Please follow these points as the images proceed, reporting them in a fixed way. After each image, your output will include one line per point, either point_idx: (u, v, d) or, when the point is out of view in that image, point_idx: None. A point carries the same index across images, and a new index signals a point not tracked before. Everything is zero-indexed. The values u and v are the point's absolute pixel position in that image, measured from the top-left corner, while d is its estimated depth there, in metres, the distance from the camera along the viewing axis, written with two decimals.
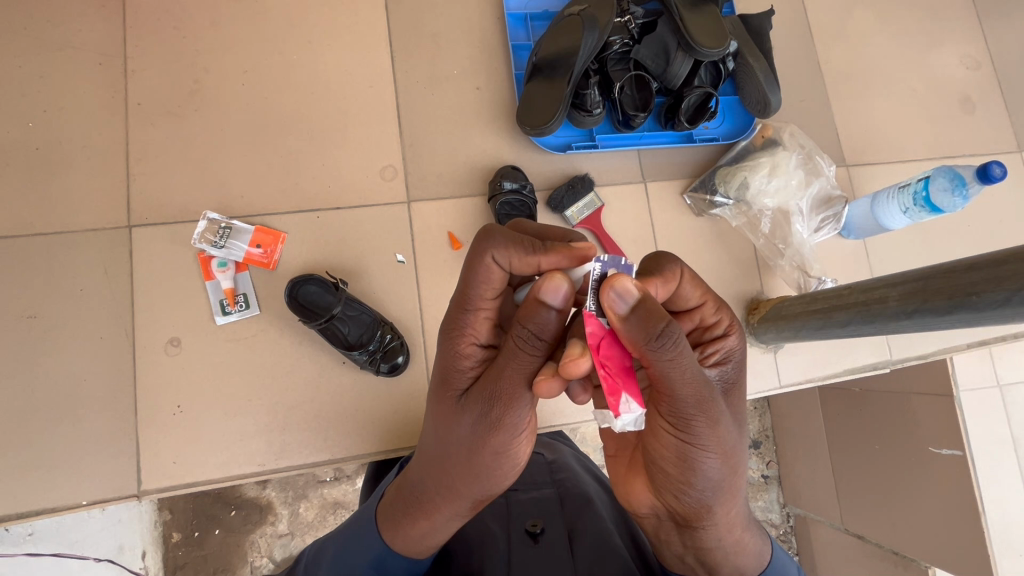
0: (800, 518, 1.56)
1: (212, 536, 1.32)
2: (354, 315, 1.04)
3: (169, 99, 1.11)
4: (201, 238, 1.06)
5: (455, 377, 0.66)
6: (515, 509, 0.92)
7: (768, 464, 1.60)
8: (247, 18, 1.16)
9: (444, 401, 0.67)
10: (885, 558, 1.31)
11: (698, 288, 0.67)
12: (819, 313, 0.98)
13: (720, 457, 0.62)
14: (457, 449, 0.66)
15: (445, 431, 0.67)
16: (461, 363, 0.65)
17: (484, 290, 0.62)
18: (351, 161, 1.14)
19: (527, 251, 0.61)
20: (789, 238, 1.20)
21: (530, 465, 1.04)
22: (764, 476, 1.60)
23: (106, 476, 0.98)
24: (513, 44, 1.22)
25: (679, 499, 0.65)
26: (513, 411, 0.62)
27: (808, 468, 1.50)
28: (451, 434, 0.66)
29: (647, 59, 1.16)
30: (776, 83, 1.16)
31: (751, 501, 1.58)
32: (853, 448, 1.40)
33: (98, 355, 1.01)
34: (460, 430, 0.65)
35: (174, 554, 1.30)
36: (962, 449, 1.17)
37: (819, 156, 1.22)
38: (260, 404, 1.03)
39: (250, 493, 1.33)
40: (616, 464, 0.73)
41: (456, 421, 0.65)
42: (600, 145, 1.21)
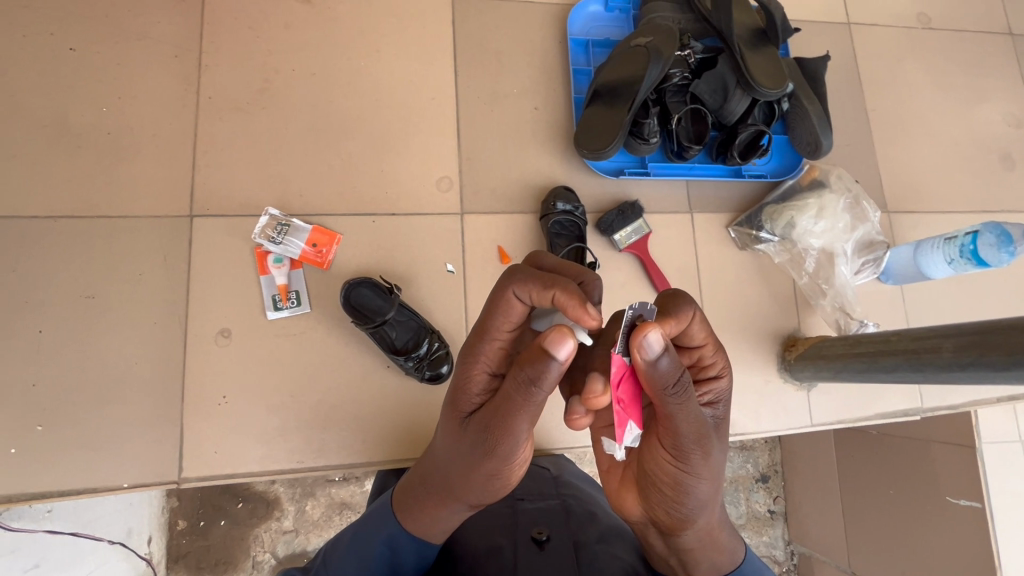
0: (805, 556, 1.55)
1: (217, 526, 1.32)
2: (401, 320, 1.06)
3: (239, 95, 1.14)
4: (261, 233, 1.08)
5: (463, 399, 0.65)
6: (521, 519, 0.91)
7: (774, 499, 1.60)
8: (320, 22, 1.19)
9: (453, 416, 0.67)
10: None
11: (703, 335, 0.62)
12: (863, 355, 0.99)
13: (706, 478, 0.64)
14: (461, 460, 0.67)
15: (452, 442, 0.67)
16: (469, 385, 0.64)
17: (500, 322, 0.61)
18: (409, 170, 1.17)
19: (544, 287, 0.59)
20: (832, 279, 1.21)
21: (535, 480, 1.03)
22: (770, 511, 1.60)
23: (147, 461, 0.98)
24: (572, 68, 1.26)
25: (668, 515, 0.66)
26: (513, 442, 0.61)
27: (817, 508, 1.50)
28: (457, 446, 0.67)
29: (705, 94, 1.19)
30: (828, 126, 1.19)
31: (756, 535, 1.57)
32: (867, 491, 1.40)
33: (151, 340, 1.02)
34: (463, 447, 0.65)
35: (178, 542, 1.31)
36: (980, 501, 1.17)
37: (865, 201, 1.23)
38: (304, 401, 1.04)
39: (258, 486, 1.34)
40: (608, 478, 0.74)
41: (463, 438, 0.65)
42: (651, 173, 1.22)
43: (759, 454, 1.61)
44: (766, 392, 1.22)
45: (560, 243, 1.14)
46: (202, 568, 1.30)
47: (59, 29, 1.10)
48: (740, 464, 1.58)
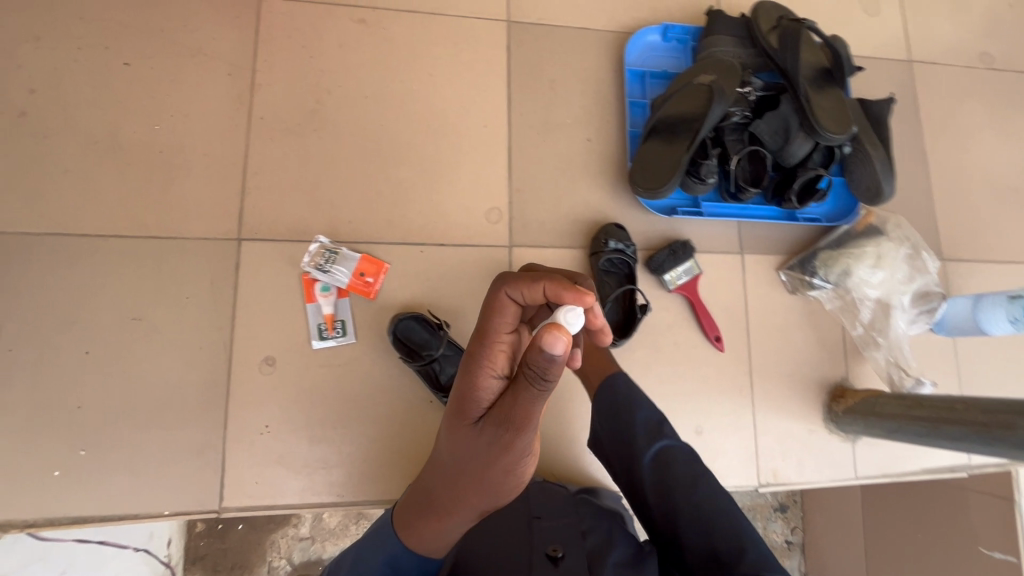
0: None
1: (235, 531, 1.31)
2: (453, 357, 1.05)
3: (291, 116, 1.12)
4: (309, 261, 1.06)
5: (470, 408, 0.58)
6: (537, 539, 0.86)
7: (792, 530, 1.56)
8: (374, 44, 1.17)
9: (458, 427, 0.59)
10: None
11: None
12: (923, 419, 0.97)
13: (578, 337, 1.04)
14: (471, 467, 0.59)
15: (459, 452, 0.59)
16: (474, 394, 0.57)
17: (500, 323, 0.57)
18: (458, 199, 1.15)
19: (534, 282, 0.58)
20: (887, 332, 1.17)
21: (554, 496, 0.97)
22: (788, 541, 1.55)
23: (188, 489, 0.97)
24: (628, 100, 1.22)
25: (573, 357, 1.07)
26: (525, 440, 0.55)
27: (836, 547, 1.44)
28: (465, 455, 0.59)
29: (765, 134, 1.15)
30: (891, 173, 1.15)
31: None
32: (889, 536, 1.32)
33: (195, 365, 1.01)
34: (475, 455, 0.58)
35: (196, 543, 1.29)
36: None
37: (925, 252, 1.20)
38: (346, 433, 1.03)
39: None
40: None
41: (467, 447, 0.58)
42: (704, 212, 1.19)
43: None
44: (808, 441, 1.19)
45: (607, 287, 1.13)
46: (218, 570, 1.28)
47: (114, 42, 1.09)
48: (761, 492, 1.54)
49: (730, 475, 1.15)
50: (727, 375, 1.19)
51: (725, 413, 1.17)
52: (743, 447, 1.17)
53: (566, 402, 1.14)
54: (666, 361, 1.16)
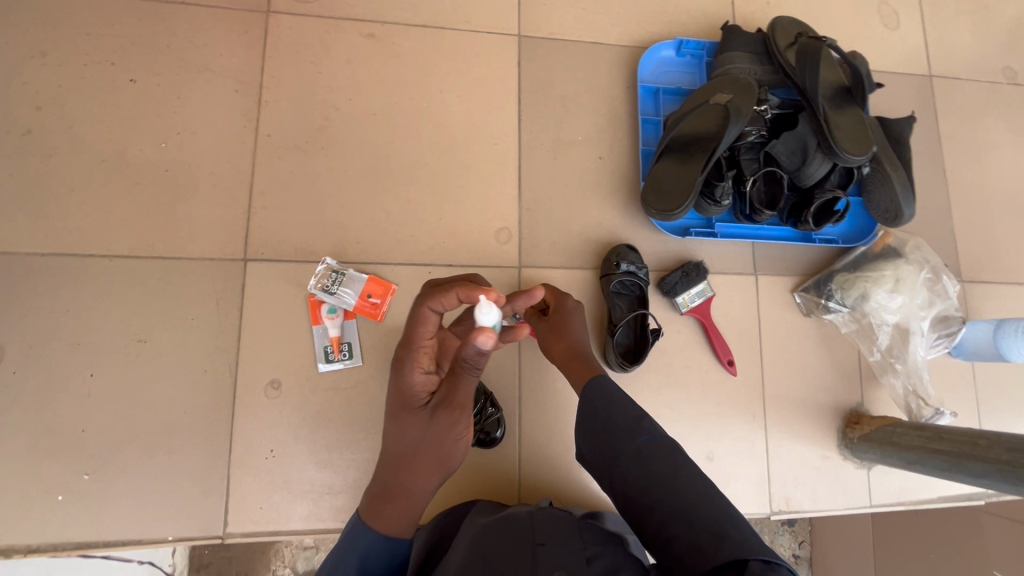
0: None
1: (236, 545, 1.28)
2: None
3: (298, 134, 1.10)
4: (316, 283, 1.04)
5: (412, 398, 0.70)
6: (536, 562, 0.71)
7: (800, 544, 1.51)
8: (383, 59, 1.15)
9: (406, 416, 0.70)
10: None
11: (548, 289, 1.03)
12: (943, 452, 0.94)
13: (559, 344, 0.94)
14: (425, 443, 0.70)
15: (411, 436, 0.70)
16: (415, 385, 0.69)
17: (423, 332, 0.67)
18: (467, 218, 1.13)
19: (448, 290, 0.66)
20: (906, 358, 1.14)
21: (560, 522, 0.83)
22: (795, 556, 1.51)
23: (192, 514, 0.96)
24: (641, 117, 1.20)
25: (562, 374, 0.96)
26: (461, 420, 0.69)
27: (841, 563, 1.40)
28: (417, 436, 0.70)
29: (782, 155, 1.13)
30: (911, 195, 1.12)
31: None
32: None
33: (201, 388, 1.00)
34: (427, 432, 0.69)
35: (200, 552, 1.24)
36: None
37: (945, 275, 1.17)
38: (352, 457, 1.02)
39: None
40: None
41: (411, 435, 0.70)
42: (718, 234, 1.16)
43: None
44: (822, 468, 1.17)
45: (616, 311, 1.10)
46: None
47: (120, 58, 1.07)
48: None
49: (742, 502, 1.13)
50: (739, 399, 1.16)
51: (737, 439, 1.15)
52: (755, 472, 1.15)
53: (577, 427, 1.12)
54: (678, 385, 1.14)
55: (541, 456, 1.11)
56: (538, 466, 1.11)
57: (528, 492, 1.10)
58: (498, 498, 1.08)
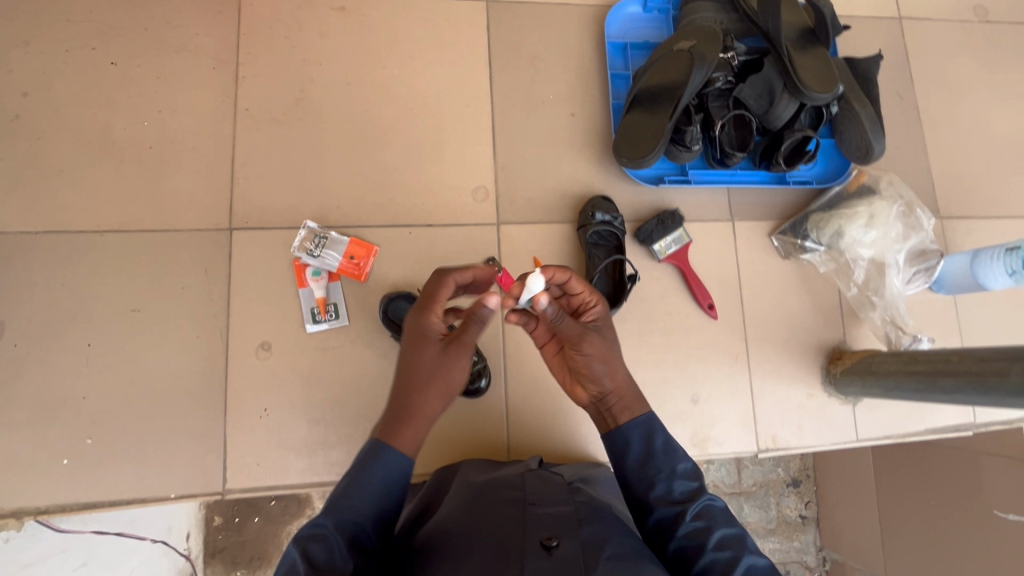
0: (837, 563, 1.50)
1: (252, 523, 1.33)
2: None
3: (275, 106, 1.14)
4: (299, 246, 1.08)
5: (429, 333, 0.78)
6: (532, 527, 0.71)
7: (806, 504, 1.56)
8: (355, 31, 1.18)
9: (421, 349, 0.77)
10: None
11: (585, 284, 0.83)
12: (919, 375, 0.96)
13: (605, 357, 0.81)
14: (436, 371, 0.76)
15: (424, 365, 0.76)
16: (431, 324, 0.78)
17: (445, 287, 0.79)
18: (444, 179, 1.15)
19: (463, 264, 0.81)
20: (883, 291, 1.16)
21: (547, 483, 0.86)
22: (802, 516, 1.55)
23: (192, 473, 1.00)
24: (611, 73, 1.22)
25: (595, 393, 0.83)
26: (467, 355, 0.78)
27: (850, 512, 1.44)
28: (429, 366, 0.76)
29: (750, 98, 1.14)
30: (880, 130, 1.14)
31: (785, 540, 1.54)
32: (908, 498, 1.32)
33: (194, 353, 1.03)
34: (437, 362, 0.76)
35: (214, 537, 1.32)
36: None
37: (919, 209, 1.19)
38: (343, 413, 1.05)
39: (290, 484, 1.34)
40: (562, 376, 0.89)
41: (425, 362, 0.76)
42: (692, 180, 1.18)
43: (790, 458, 1.56)
44: (808, 407, 1.19)
45: (596, 257, 1.12)
46: (238, 563, 1.31)
47: (101, 42, 1.11)
48: (771, 468, 1.55)
49: (730, 442, 1.15)
50: (722, 343, 1.18)
51: (722, 382, 1.17)
52: (741, 413, 1.17)
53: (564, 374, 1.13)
54: (660, 331, 1.16)
55: (526, 406, 1.12)
56: (526, 413, 1.12)
57: (517, 441, 1.11)
58: (487, 446, 1.10)
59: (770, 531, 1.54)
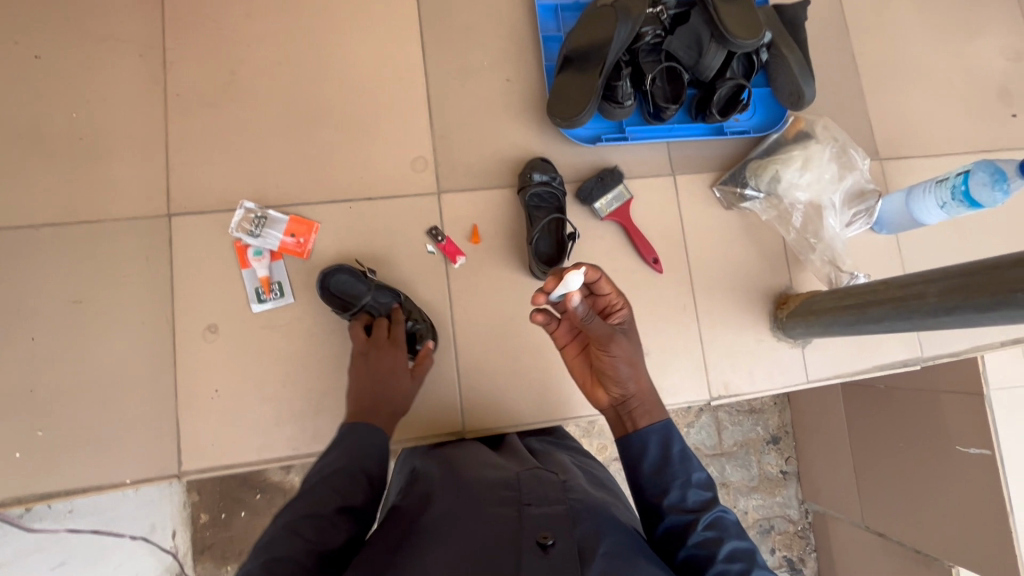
0: (819, 514, 1.55)
1: (238, 518, 1.32)
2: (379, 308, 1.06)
3: (206, 90, 1.13)
4: (238, 226, 1.08)
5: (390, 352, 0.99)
6: (527, 523, 0.68)
7: (786, 460, 1.59)
8: (282, 9, 1.18)
9: (385, 358, 0.98)
10: (906, 556, 1.31)
11: (612, 286, 0.86)
12: (853, 308, 0.98)
13: (629, 360, 0.85)
14: (398, 377, 0.97)
15: (389, 373, 0.96)
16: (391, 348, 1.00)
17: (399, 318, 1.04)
18: (382, 152, 1.16)
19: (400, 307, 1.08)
20: (821, 233, 1.18)
21: (538, 478, 0.79)
22: (783, 471, 1.59)
23: (147, 457, 1.01)
24: (543, 36, 1.23)
25: (615, 394, 0.87)
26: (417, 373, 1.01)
27: (827, 462, 1.49)
28: (393, 373, 0.97)
29: (680, 50, 1.15)
30: (810, 74, 1.16)
31: (769, 495, 1.57)
32: (880, 440, 1.37)
33: (140, 339, 1.04)
34: (400, 372, 0.97)
35: (202, 534, 1.31)
36: (991, 448, 1.14)
37: (853, 149, 1.21)
38: (295, 389, 1.06)
39: (275, 477, 1.33)
40: (583, 375, 0.92)
41: (391, 371, 0.97)
42: (629, 137, 1.20)
43: (769, 416, 1.60)
44: (758, 352, 1.21)
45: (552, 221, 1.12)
46: (227, 557, 1.30)
47: (22, 37, 1.10)
48: (750, 427, 1.58)
49: (682, 390, 1.17)
50: (670, 296, 1.20)
51: (673, 334, 1.19)
52: (693, 364, 1.19)
53: (514, 337, 1.13)
54: None
55: (477, 370, 1.12)
56: (477, 377, 1.12)
57: (472, 408, 1.10)
58: (438, 417, 1.09)
59: (752, 488, 1.57)
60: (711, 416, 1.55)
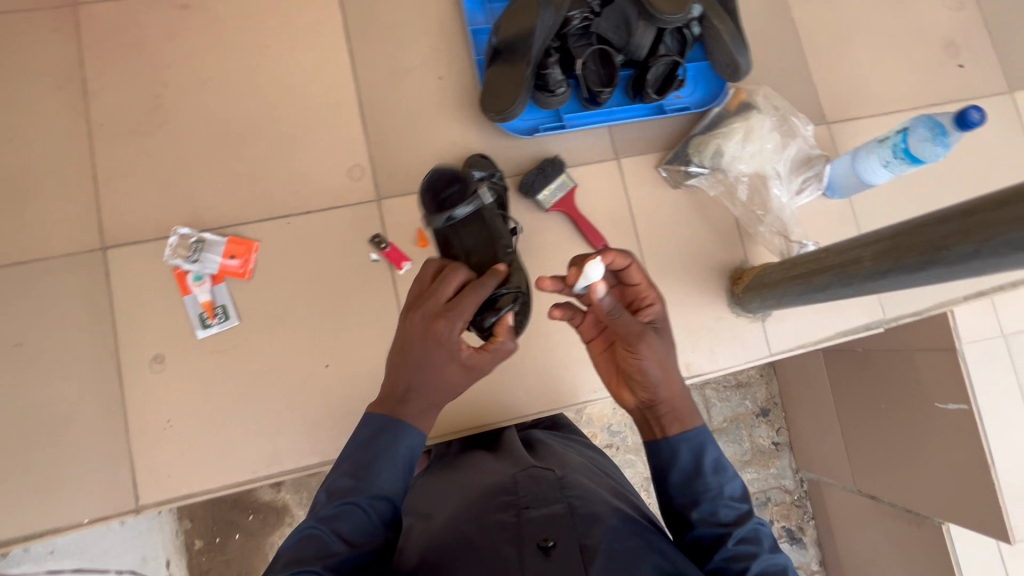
0: (814, 482, 1.54)
1: (233, 541, 1.32)
2: (469, 227, 1.01)
3: (131, 117, 1.11)
4: (173, 253, 1.06)
5: (444, 347, 0.75)
6: (526, 526, 0.74)
7: (778, 431, 1.59)
8: (202, 27, 1.15)
9: (437, 344, 0.75)
10: (899, 516, 1.31)
11: (639, 275, 0.83)
12: (799, 278, 0.96)
13: (661, 363, 0.78)
14: (441, 377, 0.75)
15: (435, 367, 0.75)
16: (446, 335, 0.75)
17: (473, 298, 0.78)
18: (317, 164, 1.14)
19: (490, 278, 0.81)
20: (768, 204, 1.17)
21: (536, 478, 0.85)
22: (774, 443, 1.58)
23: (104, 494, 1.00)
24: (472, 28, 1.20)
25: (641, 396, 0.81)
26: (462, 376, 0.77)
27: (814, 430, 1.49)
28: (439, 369, 0.75)
29: (609, 32, 1.13)
30: (743, 44, 1.13)
31: (763, 468, 1.56)
32: (858, 405, 1.37)
33: (85, 376, 1.02)
34: (449, 370, 0.76)
35: (198, 560, 1.31)
36: (968, 403, 1.13)
37: (793, 117, 1.19)
38: (248, 411, 1.05)
39: (266, 496, 1.33)
40: (609, 373, 0.88)
41: (436, 363, 0.75)
42: (567, 125, 1.18)
43: (756, 390, 1.59)
44: (719, 329, 1.20)
45: (500, 232, 1.01)
46: None
47: None
48: (738, 402, 1.57)
49: None
50: None
51: None
52: None
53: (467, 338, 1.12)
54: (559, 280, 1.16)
55: None
56: None
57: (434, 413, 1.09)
58: None
59: (745, 463, 1.56)
60: (699, 394, 1.54)
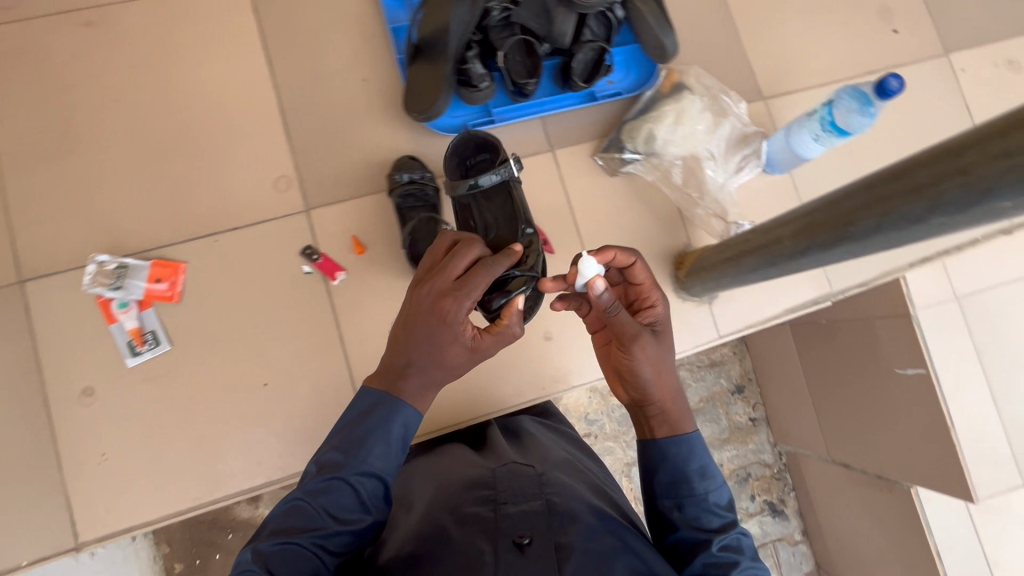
0: (792, 455, 1.54)
1: (214, 561, 1.28)
2: (492, 200, 0.99)
3: (40, 143, 1.07)
4: (94, 282, 1.03)
5: (450, 329, 0.71)
6: (504, 523, 0.70)
7: (754, 407, 1.59)
8: (108, 44, 1.11)
9: (439, 323, 0.70)
10: (869, 484, 1.31)
11: (643, 272, 0.81)
12: (732, 259, 0.95)
13: (655, 365, 0.76)
14: (442, 365, 0.71)
15: (437, 352, 0.71)
16: (452, 315, 0.70)
17: (483, 279, 0.71)
18: (240, 177, 1.10)
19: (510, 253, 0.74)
20: (703, 186, 1.17)
21: (515, 473, 0.81)
22: (751, 419, 1.58)
23: (41, 534, 0.97)
24: (391, 27, 1.16)
25: (632, 394, 0.79)
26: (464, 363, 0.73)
27: (787, 401, 1.48)
28: (439, 353, 0.71)
29: (530, 21, 1.09)
30: (668, 25, 1.12)
31: (742, 445, 1.56)
32: (820, 377, 1.37)
33: (11, 416, 0.99)
34: (453, 354, 0.71)
35: None
36: (924, 367, 1.12)
37: (725, 95, 1.18)
38: (186, 437, 1.02)
39: (243, 513, 1.29)
40: (607, 367, 0.86)
41: (435, 346, 0.71)
42: (496, 119, 1.15)
43: (729, 367, 1.59)
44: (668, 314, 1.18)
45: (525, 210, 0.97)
46: None
47: None
48: (714, 380, 1.57)
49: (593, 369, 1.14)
50: None
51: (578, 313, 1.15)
52: None
53: None
54: None
55: None
56: None
57: None
58: None
59: (724, 441, 1.55)
60: None
